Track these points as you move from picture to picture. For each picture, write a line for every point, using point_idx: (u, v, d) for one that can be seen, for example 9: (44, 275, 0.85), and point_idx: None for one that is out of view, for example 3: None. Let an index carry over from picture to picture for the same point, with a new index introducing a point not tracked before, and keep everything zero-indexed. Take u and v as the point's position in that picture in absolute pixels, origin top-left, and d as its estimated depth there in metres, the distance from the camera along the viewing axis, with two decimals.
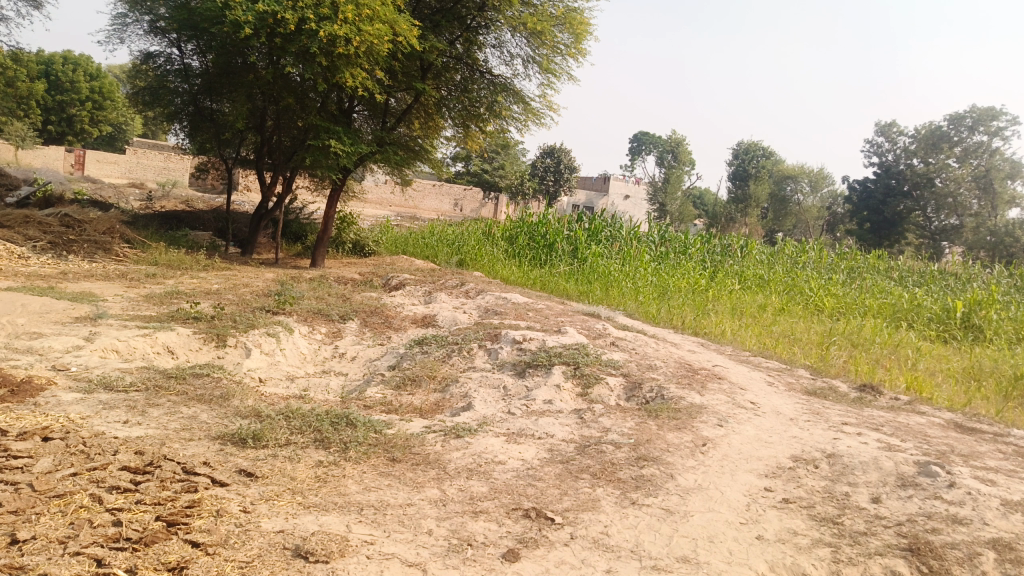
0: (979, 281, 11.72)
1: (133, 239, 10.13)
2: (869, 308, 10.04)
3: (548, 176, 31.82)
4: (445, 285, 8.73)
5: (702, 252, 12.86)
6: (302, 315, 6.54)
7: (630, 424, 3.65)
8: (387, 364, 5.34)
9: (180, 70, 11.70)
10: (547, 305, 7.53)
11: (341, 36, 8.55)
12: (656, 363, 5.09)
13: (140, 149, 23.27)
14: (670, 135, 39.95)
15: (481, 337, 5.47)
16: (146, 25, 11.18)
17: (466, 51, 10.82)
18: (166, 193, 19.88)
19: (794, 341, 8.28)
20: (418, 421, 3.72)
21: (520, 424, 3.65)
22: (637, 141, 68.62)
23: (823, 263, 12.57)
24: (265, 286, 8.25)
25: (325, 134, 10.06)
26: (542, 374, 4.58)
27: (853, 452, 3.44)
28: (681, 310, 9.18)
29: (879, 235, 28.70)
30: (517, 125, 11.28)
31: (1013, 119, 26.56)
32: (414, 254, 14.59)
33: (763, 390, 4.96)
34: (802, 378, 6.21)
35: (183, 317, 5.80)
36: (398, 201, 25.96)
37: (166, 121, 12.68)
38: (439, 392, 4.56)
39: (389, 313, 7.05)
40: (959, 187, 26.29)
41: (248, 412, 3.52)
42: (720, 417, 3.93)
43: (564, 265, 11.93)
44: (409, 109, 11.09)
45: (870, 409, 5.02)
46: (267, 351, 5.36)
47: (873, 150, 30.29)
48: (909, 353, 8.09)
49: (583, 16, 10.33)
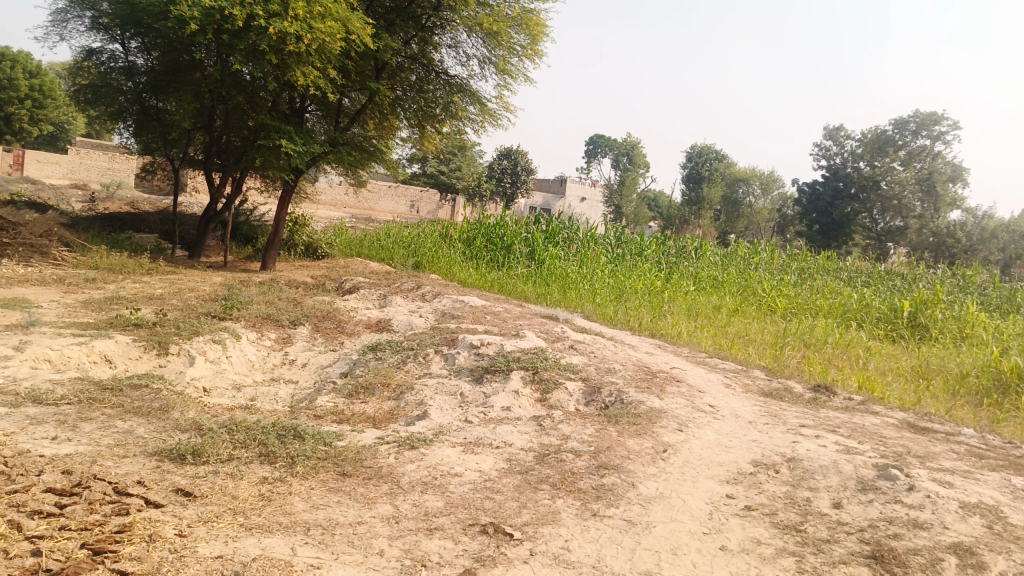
0: (924, 280, 12.03)
1: (72, 242, 9.70)
2: (820, 308, 10.21)
3: (505, 178, 31.75)
4: (400, 288, 8.56)
5: (658, 253, 12.93)
6: (250, 321, 6.31)
7: (590, 431, 3.56)
8: (340, 371, 5.17)
9: (124, 68, 11.23)
10: (504, 308, 7.43)
11: (292, 34, 8.31)
12: (615, 367, 5.03)
13: (82, 148, 22.43)
14: (626, 138, 40.33)
15: (437, 342, 5.34)
16: (87, 20, 10.72)
17: (421, 50, 10.67)
18: (109, 194, 19.19)
19: (749, 341, 8.35)
20: (371, 431, 3.58)
21: (477, 433, 3.53)
22: (593, 144, 69.13)
23: (775, 264, 12.76)
24: (212, 290, 7.96)
25: (276, 134, 9.78)
26: (499, 380, 4.47)
27: (813, 456, 3.42)
28: (638, 312, 9.18)
29: (828, 237, 29.43)
30: (473, 126, 11.17)
31: (954, 124, 27.51)
32: (369, 256, 14.35)
33: (722, 393, 4.93)
34: (758, 379, 6.23)
35: (123, 324, 5.52)
36: (353, 203, 25.58)
37: (108, 119, 12.20)
38: (393, 400, 4.41)
39: (342, 318, 6.87)
40: (903, 190, 27.07)
41: (189, 425, 3.33)
42: (681, 421, 3.87)
43: (521, 267, 11.85)
44: (363, 109, 10.89)
45: (825, 410, 5.05)
46: (212, 359, 5.14)
47: (822, 154, 31.03)
48: (860, 353, 8.23)
49: (539, 17, 10.27)
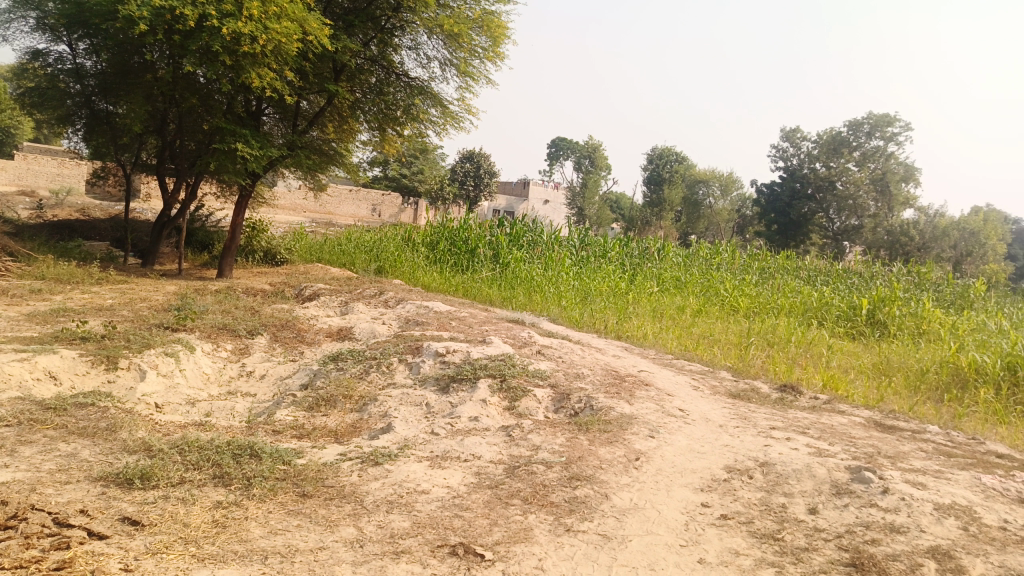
0: (882, 278, 12.24)
1: (16, 252, 9.29)
2: (782, 307, 10.29)
3: (467, 181, 31.65)
4: (362, 295, 8.37)
5: (622, 255, 12.93)
6: (205, 332, 6.07)
7: (560, 440, 3.47)
8: (300, 383, 4.99)
9: (72, 70, 10.84)
10: (470, 313, 7.32)
11: (246, 34, 8.08)
12: (583, 372, 4.95)
13: (30, 154, 21.67)
14: (588, 140, 40.56)
15: (401, 351, 5.20)
16: (32, 21, 10.32)
17: (380, 52, 10.49)
18: (57, 201, 18.54)
19: (713, 342, 8.36)
20: (333, 447, 3.43)
21: (444, 445, 3.41)
22: (554, 146, 69.32)
23: (736, 264, 12.86)
24: (166, 300, 7.68)
25: (231, 138, 9.52)
26: (466, 389, 4.35)
27: (786, 460, 3.38)
28: (604, 314, 9.14)
29: (786, 237, 29.95)
30: (435, 129, 11.03)
31: (906, 125, 28.23)
32: (330, 262, 14.09)
33: (691, 396, 4.89)
34: (725, 380, 6.22)
35: (69, 337, 5.25)
36: (313, 207, 25.20)
37: (54, 123, 11.76)
38: (356, 412, 4.27)
39: (302, 327, 6.67)
40: (858, 189, 27.65)
41: (137, 446, 3.14)
42: (652, 427, 3.80)
43: (486, 270, 11.73)
44: (321, 112, 10.68)
45: (793, 411, 5.04)
46: (164, 374, 4.92)
47: (779, 155, 31.57)
48: (822, 351, 8.30)
49: (500, 19, 10.19)
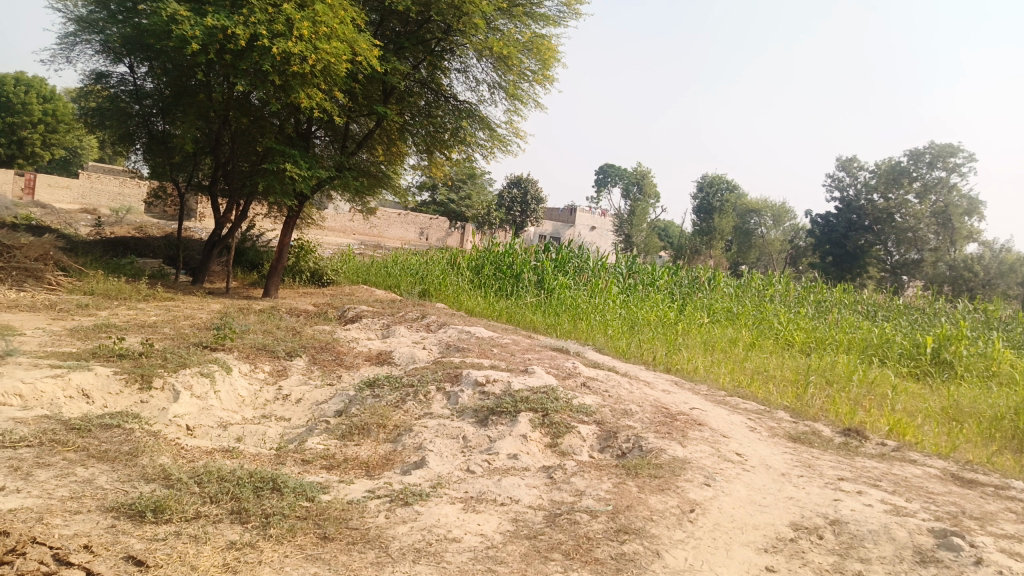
0: (946, 314, 11.61)
1: (68, 266, 9.43)
2: (840, 342, 9.79)
3: (514, 207, 31.74)
4: (404, 318, 8.22)
5: (671, 284, 12.55)
6: (243, 352, 5.96)
7: (607, 485, 3.18)
8: (335, 409, 4.80)
9: (133, 91, 11.10)
10: (513, 340, 7.08)
11: (296, 53, 8.11)
12: (632, 409, 4.65)
13: (94, 173, 22.48)
14: (637, 167, 40.30)
15: (440, 379, 4.96)
16: (96, 44, 10.62)
17: (430, 75, 10.45)
18: (117, 218, 19.09)
19: (768, 378, 7.94)
20: (361, 482, 3.19)
21: (480, 485, 3.16)
22: (602, 173, 69.13)
23: (791, 296, 12.36)
24: (208, 318, 7.63)
25: (281, 158, 9.53)
26: (506, 423, 4.09)
27: (859, 519, 3.03)
28: (652, 345, 8.79)
29: (841, 269, 28.99)
30: (482, 152, 10.94)
31: (969, 156, 27.24)
32: (376, 283, 14.07)
33: (748, 440, 4.54)
34: (783, 421, 5.82)
35: (106, 354, 5.17)
36: (361, 229, 25.48)
37: (115, 142, 12.05)
38: (390, 443, 4.05)
39: (341, 350, 6.52)
40: (919, 222, 26.67)
41: (156, 475, 2.96)
42: (707, 474, 3.48)
43: (530, 296, 11.51)
44: (371, 134, 10.69)
45: (861, 460, 4.64)
46: (198, 395, 4.80)
47: (834, 185, 30.76)
48: (885, 392, 7.80)
49: (550, 42, 10.05)
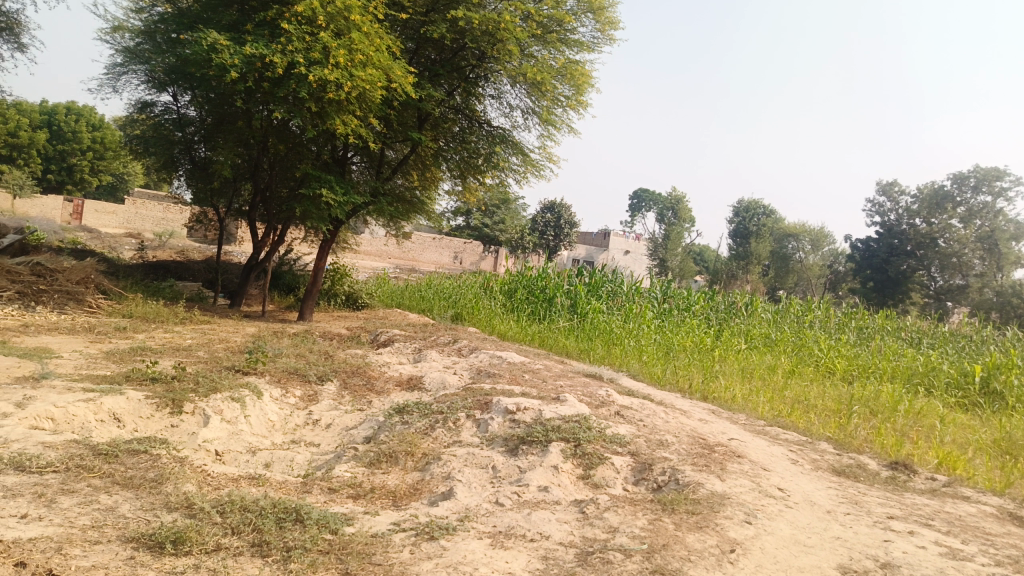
0: (994, 342, 11.17)
1: (108, 289, 9.60)
2: (884, 370, 9.46)
3: (548, 232, 31.75)
4: (436, 342, 8.16)
5: (707, 309, 12.31)
6: (275, 376, 5.95)
7: (642, 522, 3.04)
8: (363, 435, 4.73)
9: (177, 120, 11.31)
10: (545, 365, 6.97)
11: (333, 81, 8.19)
12: (668, 440, 4.49)
13: (139, 199, 23.09)
14: (672, 191, 40.08)
15: (470, 406, 4.86)
16: (142, 74, 10.91)
17: (465, 101, 10.50)
18: (159, 242, 19.53)
19: (809, 408, 7.67)
20: (387, 514, 3.10)
21: (509, 519, 3.05)
22: (637, 198, 68.96)
23: (831, 322, 12.03)
24: (242, 341, 7.67)
25: (317, 183, 9.61)
26: (537, 453, 3.97)
27: (913, 563, 2.84)
28: (688, 372, 8.59)
29: (883, 294, 28.26)
30: (515, 177, 10.92)
31: (1016, 180, 26.52)
32: (409, 307, 14.09)
33: (790, 474, 4.35)
34: (825, 453, 5.59)
35: (139, 378, 5.19)
36: (396, 253, 25.69)
37: (158, 168, 12.34)
38: (418, 472, 3.96)
39: (372, 374, 6.47)
40: (964, 247, 25.93)
41: (179, 503, 2.91)
42: (747, 511, 3.31)
43: (563, 320, 11.40)
44: (405, 159, 10.76)
45: (910, 496, 4.41)
46: (228, 419, 4.77)
47: (875, 209, 30.13)
48: (933, 423, 7.48)
49: (584, 68, 10.01)
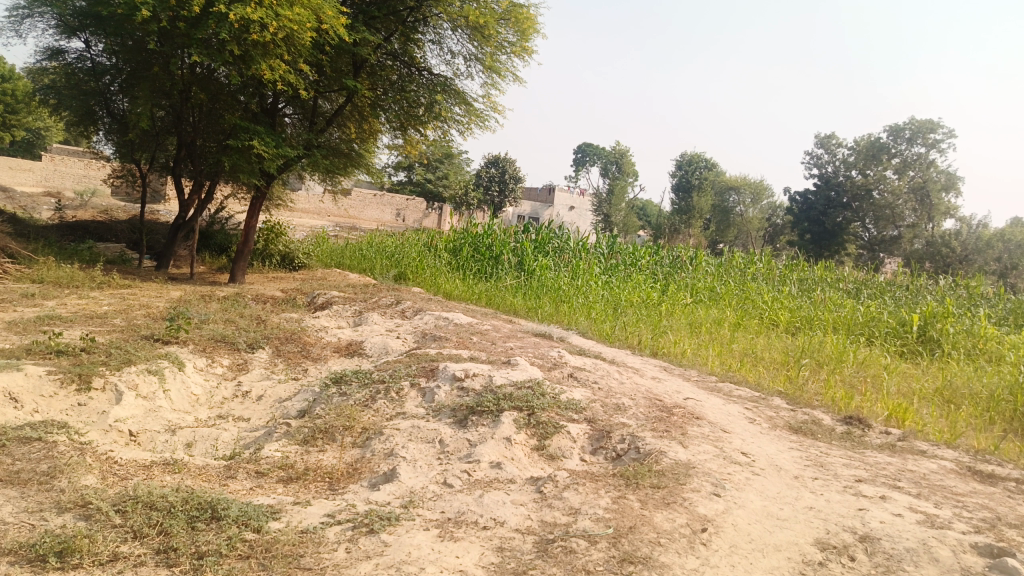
0: (930, 291, 11.35)
1: (16, 253, 8.79)
2: (827, 322, 9.49)
3: (492, 187, 31.24)
4: (378, 304, 7.74)
5: (652, 264, 12.17)
6: (199, 345, 5.46)
7: (605, 500, 2.77)
8: (298, 409, 4.35)
9: (91, 69, 10.35)
10: (493, 326, 6.65)
11: (256, 21, 7.52)
12: (625, 403, 4.24)
13: (57, 155, 21.58)
14: (616, 146, 39.96)
15: (414, 374, 4.50)
16: (49, 18, 9.83)
17: (402, 47, 9.92)
18: (81, 202, 18.33)
19: (758, 360, 7.61)
20: (321, 502, 2.75)
21: (459, 504, 2.74)
22: (581, 153, 68.75)
23: (773, 275, 12.05)
24: (165, 307, 7.09)
25: (245, 134, 8.93)
26: (487, 425, 3.65)
27: (894, 534, 2.67)
28: (637, 328, 8.41)
29: (820, 246, 28.89)
30: (458, 128, 10.41)
31: (949, 132, 27.20)
32: (350, 267, 13.53)
33: (752, 436, 4.16)
34: (780, 409, 5.46)
35: (42, 351, 4.65)
36: (335, 211, 24.88)
37: (71, 121, 11.35)
38: (357, 449, 3.60)
39: (308, 340, 6.03)
40: (897, 199, 26.59)
41: (73, 502, 2.49)
42: (715, 482, 3.08)
43: (509, 278, 11.10)
44: (340, 110, 10.13)
45: (870, 455, 4.29)
46: (144, 396, 4.33)
47: (813, 162, 30.56)
48: (877, 374, 7.51)
49: (529, 12, 9.53)
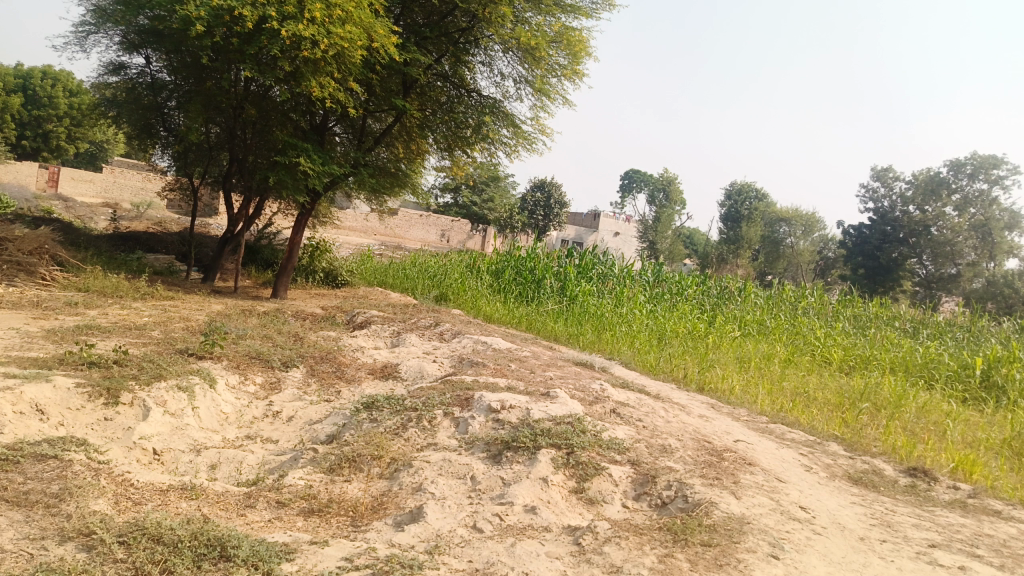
0: (993, 333, 10.71)
1: (65, 261, 8.91)
2: (884, 362, 9.00)
3: (537, 211, 31.17)
4: (417, 325, 7.59)
5: (699, 294, 11.80)
6: (233, 361, 5.35)
7: (650, 559, 2.51)
8: (327, 433, 4.18)
9: (150, 83, 10.53)
10: (533, 352, 6.43)
11: (307, 37, 7.54)
12: (671, 445, 3.96)
13: (117, 168, 22.23)
14: (664, 173, 39.58)
15: (448, 402, 4.29)
16: (114, 35, 10.07)
17: (453, 68, 9.86)
18: (136, 213, 18.78)
19: (810, 400, 7.20)
20: (340, 543, 2.54)
21: (489, 553, 2.51)
22: (628, 180, 68.51)
23: (826, 310, 11.55)
24: (203, 320, 7.04)
25: (292, 150, 8.93)
26: (523, 462, 3.41)
27: None
28: (683, 360, 8.07)
29: (874, 282, 27.95)
30: (505, 150, 10.28)
31: (1013, 168, 26.21)
32: (392, 285, 13.47)
33: (809, 487, 3.83)
34: (837, 456, 5.09)
35: (75, 362, 4.58)
36: (380, 230, 25.08)
37: (129, 134, 11.57)
38: (385, 482, 3.40)
39: (343, 361, 5.88)
40: (957, 235, 25.59)
41: (76, 530, 2.33)
42: (773, 541, 2.79)
43: (551, 303, 10.87)
44: (388, 130, 10.10)
45: (941, 514, 3.90)
46: (173, 413, 4.21)
47: (868, 196, 29.72)
48: (940, 420, 7.02)
49: (582, 36, 9.39)
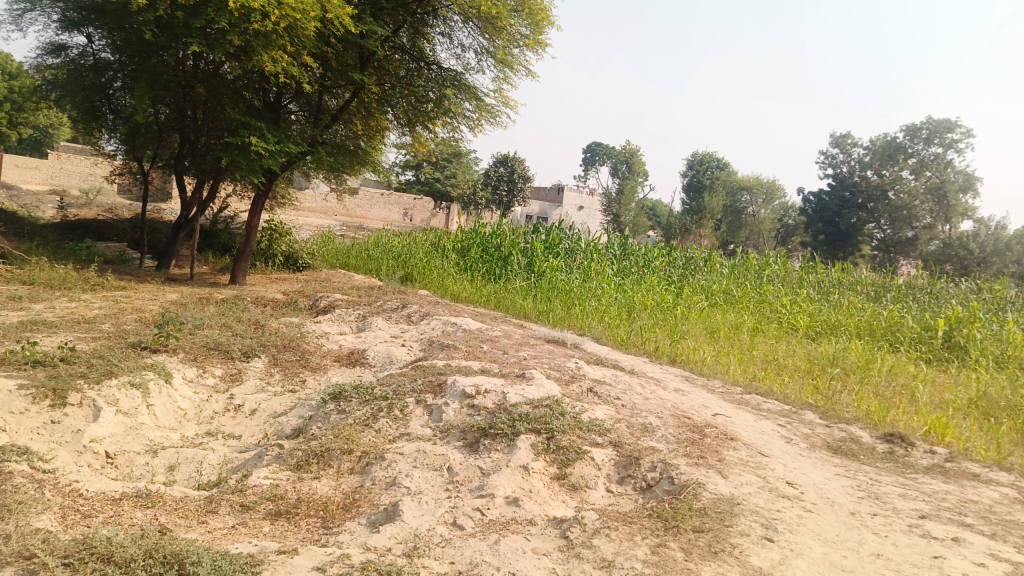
0: (953, 294, 10.83)
1: (8, 253, 8.46)
2: (851, 327, 9.04)
3: (501, 187, 30.89)
4: (382, 307, 7.35)
5: (666, 265, 11.73)
6: (191, 354, 5.08)
7: (642, 551, 2.39)
8: (293, 427, 3.97)
9: (93, 64, 9.97)
10: (504, 331, 6.27)
11: (258, 10, 7.16)
12: (652, 423, 3.84)
13: (63, 153, 21.30)
14: (626, 145, 39.53)
15: (420, 389, 4.10)
16: (52, 12, 9.48)
17: (411, 40, 9.53)
18: (86, 200, 18.07)
19: (781, 368, 7.19)
20: (312, 550, 2.36)
21: (473, 553, 2.36)
22: (590, 153, 68.44)
23: (790, 277, 11.58)
24: (158, 311, 6.71)
25: (245, 130, 8.54)
26: (502, 450, 3.25)
27: None
28: (653, 332, 7.99)
29: (834, 247, 28.36)
30: (467, 124, 10.01)
31: (966, 132, 26.65)
32: (356, 267, 13.15)
33: (793, 460, 3.75)
34: (814, 424, 5.04)
35: (17, 361, 4.27)
36: (342, 210, 24.59)
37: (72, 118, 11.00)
38: (356, 477, 3.21)
39: (308, 348, 5.64)
40: (913, 199, 25.99)
41: (15, 554, 2.10)
42: (766, 522, 2.68)
43: (519, 279, 10.70)
44: (346, 106, 9.76)
45: (923, 481, 3.86)
46: (126, 412, 3.96)
47: (827, 162, 30.02)
48: (909, 382, 7.05)
49: (544, 5, 9.13)
